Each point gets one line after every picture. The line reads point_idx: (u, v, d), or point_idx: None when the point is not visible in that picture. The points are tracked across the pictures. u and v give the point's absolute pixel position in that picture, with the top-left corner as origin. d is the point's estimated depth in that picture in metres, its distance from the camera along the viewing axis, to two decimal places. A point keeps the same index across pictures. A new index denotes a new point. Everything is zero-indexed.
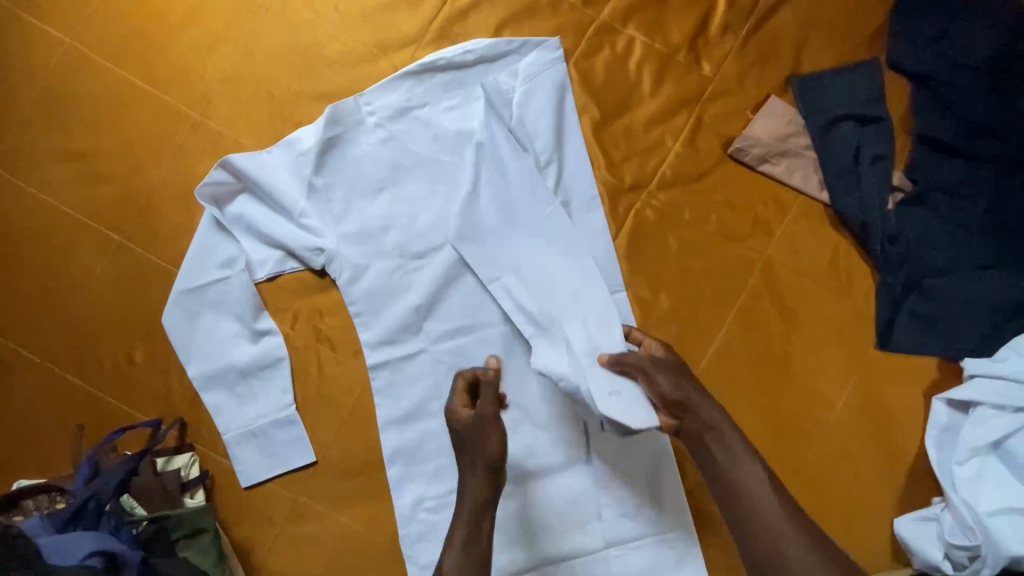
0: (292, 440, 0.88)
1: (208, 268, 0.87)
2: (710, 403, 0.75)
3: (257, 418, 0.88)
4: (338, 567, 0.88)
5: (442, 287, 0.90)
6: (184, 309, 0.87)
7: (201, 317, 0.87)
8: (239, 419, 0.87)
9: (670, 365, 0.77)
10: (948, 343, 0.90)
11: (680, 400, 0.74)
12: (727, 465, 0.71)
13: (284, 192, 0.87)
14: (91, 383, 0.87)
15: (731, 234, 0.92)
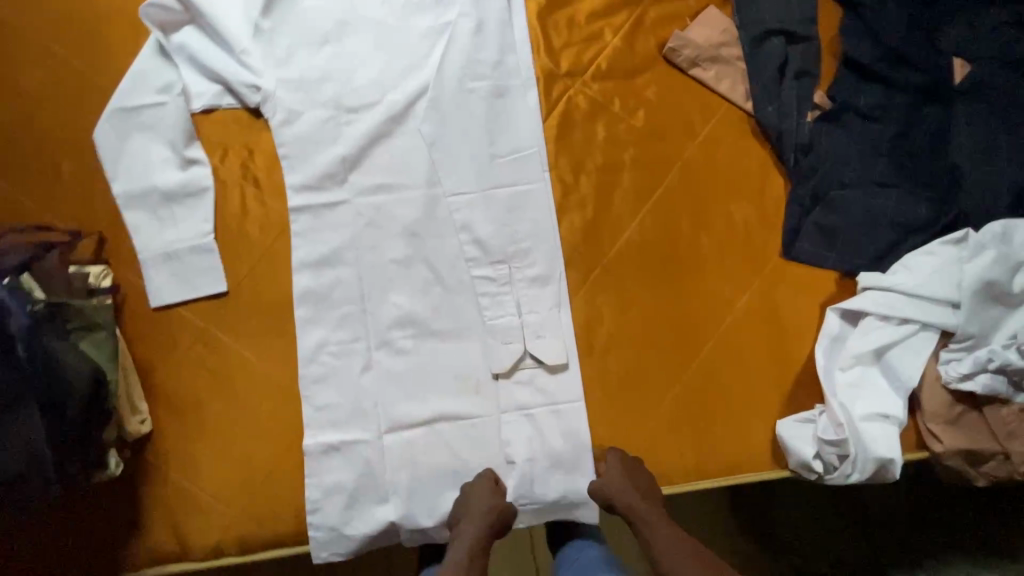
0: (207, 268, 0.90)
1: (147, 90, 0.90)
2: (647, 504, 0.86)
3: (176, 241, 0.90)
4: (235, 402, 0.91)
5: (373, 141, 0.93)
6: (116, 133, 0.89)
7: (134, 142, 0.90)
8: (158, 239, 0.90)
9: (618, 474, 0.88)
10: (845, 257, 0.94)
11: (614, 503, 0.86)
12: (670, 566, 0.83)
13: (228, 27, 0.90)
14: (14, 185, 0.89)
15: (655, 133, 0.96)
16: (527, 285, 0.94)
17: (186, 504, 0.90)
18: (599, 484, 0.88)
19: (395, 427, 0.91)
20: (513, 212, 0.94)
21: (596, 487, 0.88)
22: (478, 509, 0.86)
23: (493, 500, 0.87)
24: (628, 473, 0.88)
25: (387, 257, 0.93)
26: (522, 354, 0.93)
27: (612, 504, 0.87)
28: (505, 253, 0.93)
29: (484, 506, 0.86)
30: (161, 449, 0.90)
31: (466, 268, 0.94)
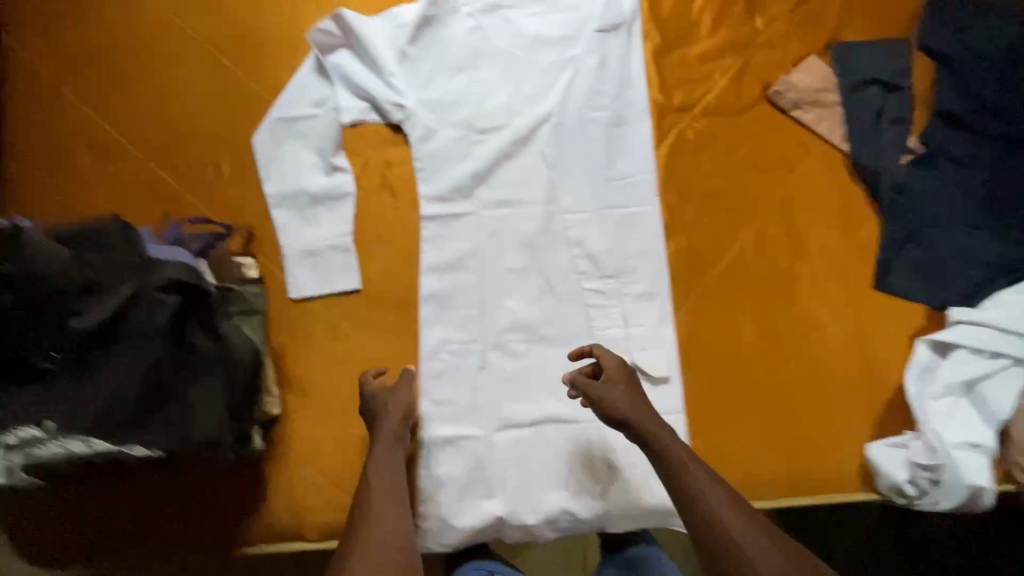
0: (343, 265, 0.98)
1: (303, 103, 0.99)
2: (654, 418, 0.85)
3: (317, 239, 0.98)
4: (358, 392, 0.98)
5: (500, 160, 1.02)
6: (272, 141, 0.99)
7: (287, 149, 0.99)
8: (302, 237, 0.98)
9: (623, 385, 0.87)
10: (936, 292, 1.00)
11: (623, 417, 0.85)
12: (702, 495, 0.77)
13: (378, 51, 0.99)
14: (178, 182, 0.99)
15: (757, 165, 1.04)
16: (634, 300, 1.00)
17: (305, 488, 0.94)
18: (597, 394, 0.86)
19: (506, 424, 0.98)
20: (623, 232, 1.01)
21: (601, 394, 0.86)
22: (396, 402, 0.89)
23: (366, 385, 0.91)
24: (628, 385, 0.87)
25: (506, 266, 1.01)
26: (627, 365, 0.99)
27: (611, 414, 0.85)
28: (615, 269, 1.00)
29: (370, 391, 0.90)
30: (286, 433, 0.96)
31: (577, 280, 1.00)
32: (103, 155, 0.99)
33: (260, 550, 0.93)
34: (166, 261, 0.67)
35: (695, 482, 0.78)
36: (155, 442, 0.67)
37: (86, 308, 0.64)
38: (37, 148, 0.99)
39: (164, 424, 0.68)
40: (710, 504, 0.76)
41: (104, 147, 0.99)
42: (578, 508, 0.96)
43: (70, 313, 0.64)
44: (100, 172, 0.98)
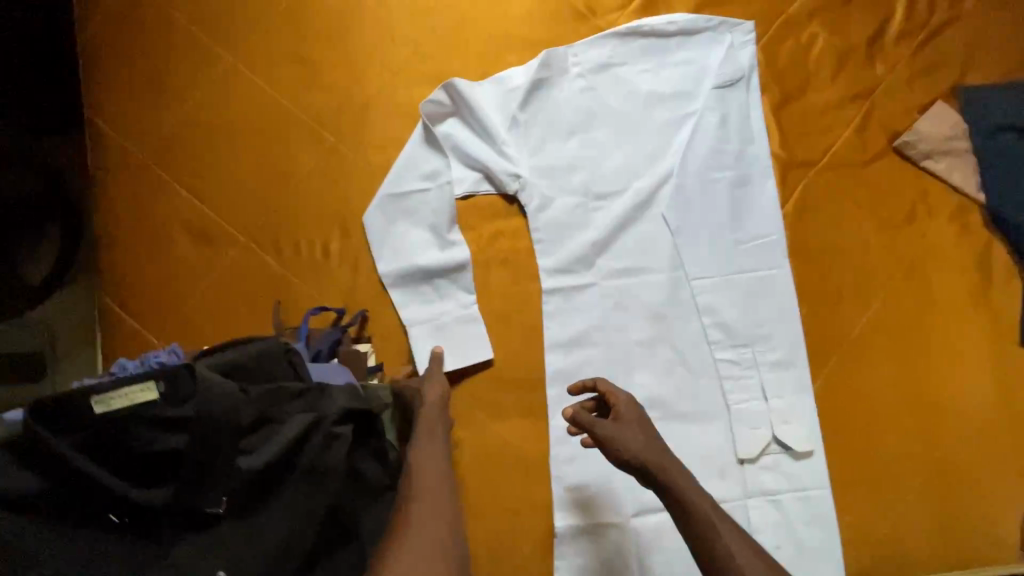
0: (473, 338, 0.93)
1: (412, 177, 0.95)
2: (671, 458, 0.74)
3: (441, 314, 0.93)
4: (486, 479, 0.93)
5: (621, 226, 0.96)
6: (381, 219, 0.94)
7: (398, 226, 0.94)
8: (426, 313, 0.93)
9: (636, 427, 0.76)
10: None
11: (641, 463, 0.73)
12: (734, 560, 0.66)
13: (491, 120, 0.95)
14: (286, 266, 0.95)
15: (888, 219, 0.99)
16: (771, 370, 0.95)
17: None
18: (612, 438, 0.75)
19: (645, 507, 0.91)
20: (754, 297, 0.96)
21: (610, 436, 0.75)
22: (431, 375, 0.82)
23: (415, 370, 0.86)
24: (640, 421, 0.77)
25: (633, 338, 0.95)
26: (769, 439, 0.93)
27: (626, 459, 0.73)
28: (749, 337, 0.95)
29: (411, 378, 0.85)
30: None
31: (707, 349, 0.95)
32: (207, 243, 0.95)
33: None
34: (333, 387, 0.63)
35: (722, 548, 0.67)
36: None
37: (257, 445, 0.59)
38: (137, 238, 0.95)
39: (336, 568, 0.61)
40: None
41: (207, 234, 0.95)
42: None
43: (241, 452, 0.59)
44: (205, 259, 0.95)
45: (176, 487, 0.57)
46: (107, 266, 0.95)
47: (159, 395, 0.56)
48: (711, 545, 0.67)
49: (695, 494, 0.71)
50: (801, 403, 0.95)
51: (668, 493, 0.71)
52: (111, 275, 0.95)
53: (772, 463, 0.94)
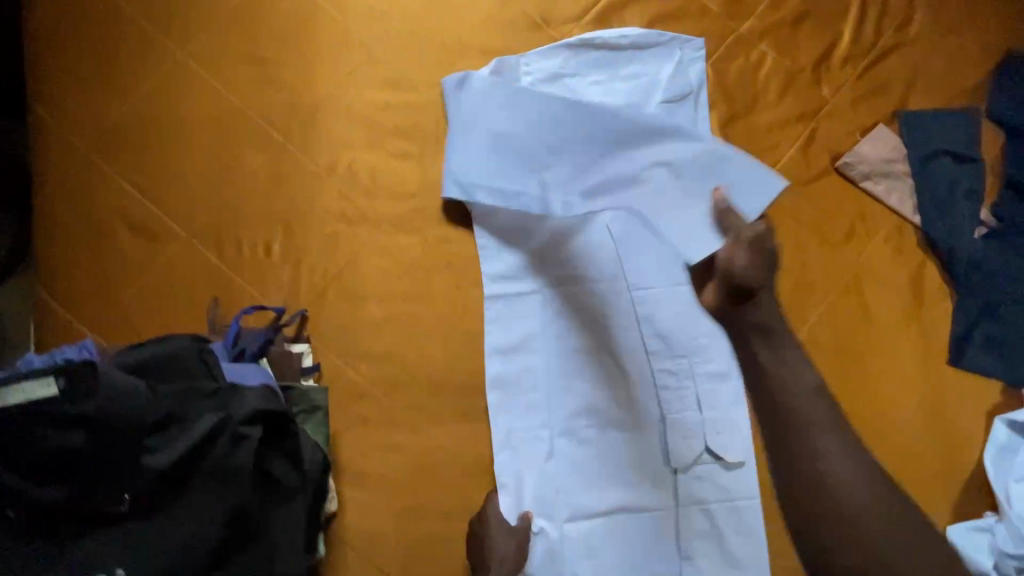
0: (761, 189, 0.90)
1: (524, 121, 0.95)
2: (771, 298, 0.77)
3: (702, 197, 0.90)
4: (422, 481, 0.93)
5: (560, 237, 0.98)
6: (505, 200, 0.94)
7: (578, 132, 0.95)
8: (662, 205, 0.92)
9: (754, 251, 0.77)
10: (1014, 370, 0.97)
11: (750, 288, 0.76)
12: (796, 404, 0.71)
13: (452, 127, 0.96)
14: (226, 262, 0.94)
15: (827, 237, 1.01)
16: (707, 382, 0.97)
17: None
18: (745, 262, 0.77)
19: (576, 513, 0.93)
20: (692, 309, 0.98)
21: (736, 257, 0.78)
22: (505, 544, 0.88)
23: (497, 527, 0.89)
24: (762, 250, 0.77)
25: (573, 344, 0.96)
26: (701, 450, 0.95)
27: (740, 282, 0.76)
28: (686, 348, 0.97)
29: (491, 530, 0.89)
30: (348, 530, 0.91)
31: (645, 358, 0.97)
32: (146, 236, 0.94)
33: None
34: (243, 388, 0.62)
35: (792, 388, 0.72)
36: None
37: (162, 444, 0.59)
38: (78, 234, 0.94)
39: (239, 568, 0.61)
40: (805, 415, 0.70)
41: (151, 231, 0.94)
42: None
43: (145, 451, 0.59)
44: (145, 253, 0.94)
45: (74, 487, 0.57)
46: (45, 259, 0.93)
47: (60, 392, 0.56)
48: (785, 376, 0.73)
49: (781, 334, 0.76)
50: (735, 416, 0.96)
51: (752, 326, 0.76)
52: (48, 270, 0.93)
53: (704, 475, 0.95)
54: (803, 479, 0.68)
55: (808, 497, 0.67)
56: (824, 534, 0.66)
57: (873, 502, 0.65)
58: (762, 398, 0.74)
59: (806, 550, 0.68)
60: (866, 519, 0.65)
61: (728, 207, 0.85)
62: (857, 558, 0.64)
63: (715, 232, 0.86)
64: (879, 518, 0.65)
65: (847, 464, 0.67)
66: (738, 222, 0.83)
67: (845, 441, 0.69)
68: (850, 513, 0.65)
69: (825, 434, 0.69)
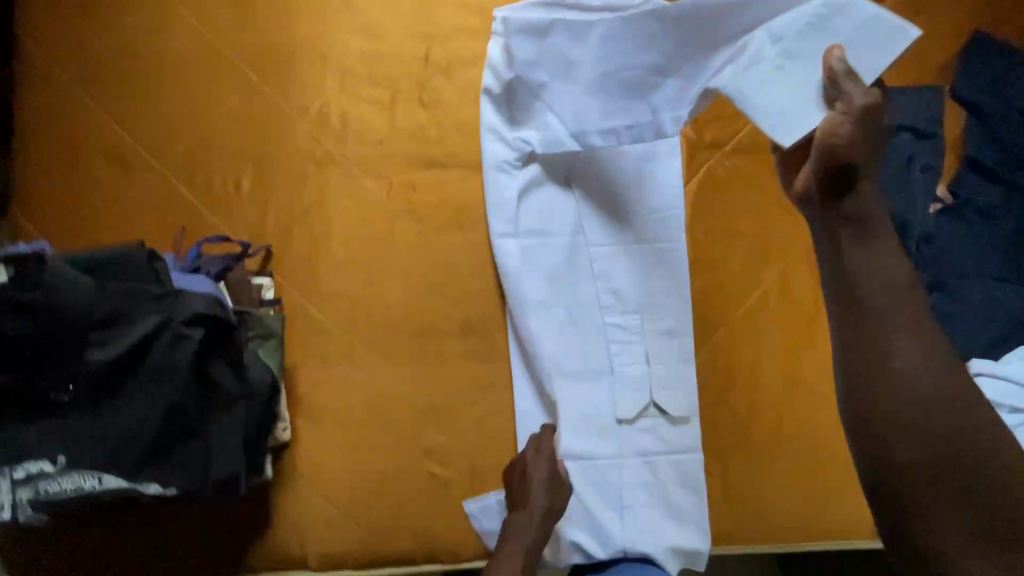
0: (878, 42, 0.79)
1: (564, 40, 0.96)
2: (871, 187, 0.76)
3: (814, 57, 0.81)
4: (369, 419, 0.94)
5: (528, 191, 1.01)
6: (620, 138, 0.96)
7: (660, 25, 0.90)
8: (768, 77, 0.82)
9: (860, 133, 0.73)
10: (960, 343, 0.97)
11: (845, 169, 0.75)
12: (864, 276, 0.74)
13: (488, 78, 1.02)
14: (195, 195, 0.96)
15: (786, 205, 1.03)
16: (657, 339, 0.99)
17: (314, 515, 0.92)
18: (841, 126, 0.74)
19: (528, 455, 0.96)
20: (647, 267, 1.00)
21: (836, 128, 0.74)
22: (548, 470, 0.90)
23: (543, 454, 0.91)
24: (867, 129, 0.73)
25: (525, 293, 0.97)
26: (647, 403, 0.98)
27: (838, 159, 0.74)
28: (638, 304, 1.00)
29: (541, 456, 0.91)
30: (297, 461, 0.93)
31: (597, 312, 1.00)
32: (117, 165, 0.96)
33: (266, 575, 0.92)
34: (188, 295, 0.65)
35: (872, 267, 0.74)
36: (166, 481, 0.64)
37: (107, 339, 0.62)
38: (52, 158, 0.96)
39: (178, 463, 0.65)
40: (862, 292, 0.73)
41: (123, 159, 0.96)
42: (593, 545, 0.95)
43: (92, 345, 0.62)
44: (114, 180, 0.96)
45: (22, 372, 0.60)
46: (17, 181, 0.96)
47: (9, 280, 0.59)
48: (869, 257, 0.74)
49: (873, 225, 0.75)
50: (682, 373, 0.99)
51: (848, 208, 0.76)
52: (21, 191, 0.95)
53: (648, 427, 0.98)
54: (853, 346, 0.73)
55: (866, 369, 0.72)
56: (874, 402, 0.70)
57: (924, 380, 0.68)
58: (836, 270, 0.76)
59: (854, 419, 0.73)
60: (921, 392, 0.68)
61: (847, 70, 0.76)
62: (896, 423, 0.69)
63: (818, 101, 0.78)
64: (938, 391, 0.68)
65: (904, 344, 0.70)
66: (850, 84, 0.75)
67: (916, 334, 0.71)
68: (895, 385, 0.69)
69: (889, 313, 0.72)
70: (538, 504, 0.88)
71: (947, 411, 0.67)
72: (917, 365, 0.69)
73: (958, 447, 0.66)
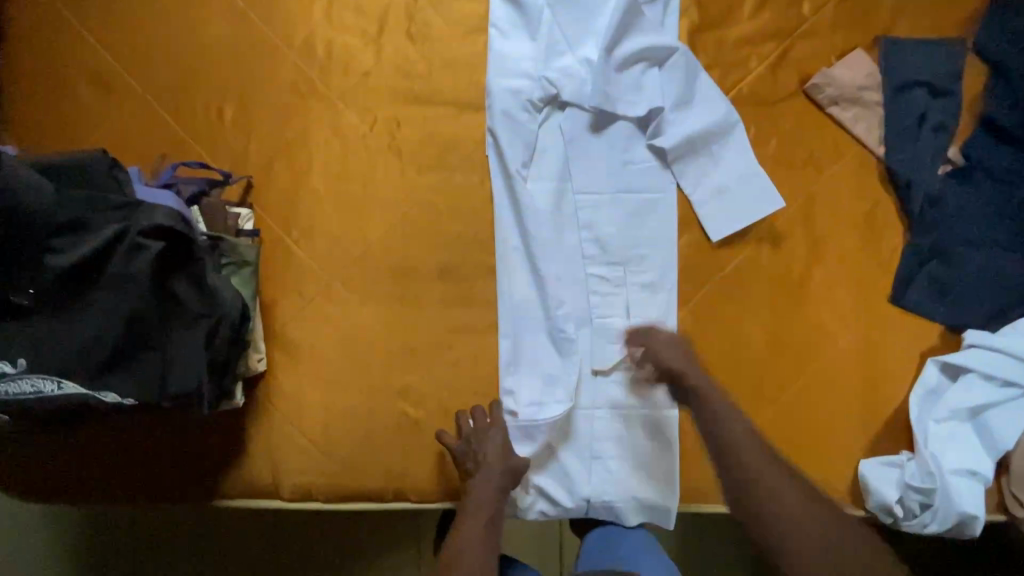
0: (759, 206, 0.97)
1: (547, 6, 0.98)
2: (702, 373, 0.88)
3: (750, 175, 0.97)
4: (344, 355, 0.94)
5: (529, 125, 0.97)
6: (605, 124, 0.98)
7: (635, 80, 0.97)
8: (710, 177, 0.98)
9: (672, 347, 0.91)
10: (954, 313, 0.95)
11: (675, 371, 0.89)
12: (742, 453, 0.81)
13: (494, 5, 0.99)
14: (177, 122, 0.95)
15: (784, 162, 0.98)
16: (638, 292, 0.97)
17: (286, 446, 0.93)
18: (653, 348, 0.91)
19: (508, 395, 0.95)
20: (634, 219, 0.97)
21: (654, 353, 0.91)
22: (496, 440, 0.90)
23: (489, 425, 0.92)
24: (683, 349, 0.91)
25: (528, 233, 0.96)
26: (624, 355, 0.96)
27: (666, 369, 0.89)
28: (621, 256, 0.97)
29: (483, 428, 0.91)
30: (270, 392, 0.94)
31: (580, 262, 0.97)
32: (100, 87, 0.95)
33: (238, 501, 0.93)
34: (148, 205, 0.65)
35: (742, 456, 0.80)
36: (125, 391, 0.65)
37: (67, 245, 0.63)
38: (36, 78, 0.95)
39: (136, 373, 0.66)
40: (752, 475, 0.79)
41: (106, 82, 0.95)
42: (559, 493, 0.95)
43: (50, 252, 0.62)
44: (97, 102, 0.95)
45: None
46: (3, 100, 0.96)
47: None
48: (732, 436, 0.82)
49: (695, 383, 0.87)
50: (663, 327, 0.97)
51: (712, 407, 0.85)
52: (7, 113, 0.95)
53: (624, 380, 0.97)
54: (756, 501, 0.77)
55: (758, 516, 0.76)
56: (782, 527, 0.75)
57: (805, 503, 0.76)
58: (720, 449, 0.82)
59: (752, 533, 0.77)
60: (811, 532, 0.74)
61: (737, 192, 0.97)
62: (799, 538, 0.73)
63: (737, 221, 0.97)
64: (825, 525, 0.74)
65: (786, 489, 0.77)
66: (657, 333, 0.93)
67: (800, 484, 0.78)
68: (784, 516, 0.75)
69: (770, 476, 0.78)
70: (494, 468, 0.89)
71: (838, 532, 0.73)
72: (800, 517, 0.75)
73: (862, 563, 0.71)
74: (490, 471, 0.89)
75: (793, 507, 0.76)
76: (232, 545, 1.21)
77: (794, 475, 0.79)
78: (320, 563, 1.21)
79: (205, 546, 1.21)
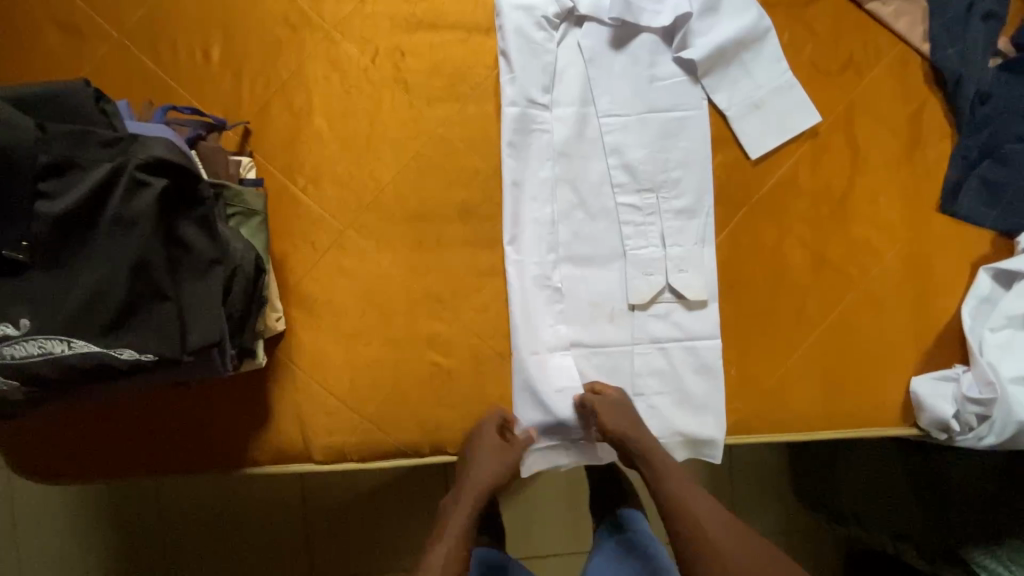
0: (799, 124, 0.91)
1: None
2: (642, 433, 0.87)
3: (783, 87, 0.91)
4: (367, 309, 0.89)
5: (548, 45, 0.90)
6: (626, 44, 0.91)
7: None
8: (741, 92, 0.91)
9: (622, 408, 0.86)
10: (1009, 217, 0.90)
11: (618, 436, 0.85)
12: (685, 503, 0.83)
13: None
14: (160, 67, 0.87)
15: (823, 67, 0.91)
16: (673, 220, 0.91)
17: (314, 407, 0.89)
18: (599, 412, 0.85)
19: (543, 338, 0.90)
20: (663, 141, 0.91)
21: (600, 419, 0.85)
22: (489, 462, 0.85)
23: (499, 449, 0.86)
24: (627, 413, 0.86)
25: (553, 165, 0.91)
26: (662, 287, 0.91)
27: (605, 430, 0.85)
28: (652, 182, 0.91)
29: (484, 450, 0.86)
30: (291, 352, 0.88)
31: (609, 191, 0.91)
32: (71, 33, 0.86)
33: (269, 467, 0.89)
34: (144, 137, 0.59)
35: (681, 496, 0.84)
36: (141, 344, 0.59)
37: (59, 188, 0.57)
38: None
39: (149, 325, 0.60)
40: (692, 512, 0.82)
41: (76, 27, 0.86)
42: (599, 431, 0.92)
43: (40, 197, 0.56)
44: (70, 50, 0.86)
45: None
46: None
47: None
48: (681, 516, 0.82)
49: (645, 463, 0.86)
50: (701, 254, 0.91)
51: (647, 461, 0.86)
52: None
53: (663, 313, 0.92)
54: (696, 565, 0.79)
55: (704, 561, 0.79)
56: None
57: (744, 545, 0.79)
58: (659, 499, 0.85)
59: None
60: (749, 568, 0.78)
61: (772, 109, 0.90)
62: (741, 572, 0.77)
63: (774, 136, 0.90)
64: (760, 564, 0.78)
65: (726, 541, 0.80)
66: (602, 406, 0.86)
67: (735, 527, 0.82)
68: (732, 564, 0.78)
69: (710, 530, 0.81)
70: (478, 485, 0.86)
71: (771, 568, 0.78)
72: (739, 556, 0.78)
73: None
74: (472, 492, 0.87)
75: (731, 549, 0.79)
76: (263, 517, 1.18)
77: (733, 522, 0.82)
78: (355, 528, 1.19)
79: (236, 519, 1.18)
